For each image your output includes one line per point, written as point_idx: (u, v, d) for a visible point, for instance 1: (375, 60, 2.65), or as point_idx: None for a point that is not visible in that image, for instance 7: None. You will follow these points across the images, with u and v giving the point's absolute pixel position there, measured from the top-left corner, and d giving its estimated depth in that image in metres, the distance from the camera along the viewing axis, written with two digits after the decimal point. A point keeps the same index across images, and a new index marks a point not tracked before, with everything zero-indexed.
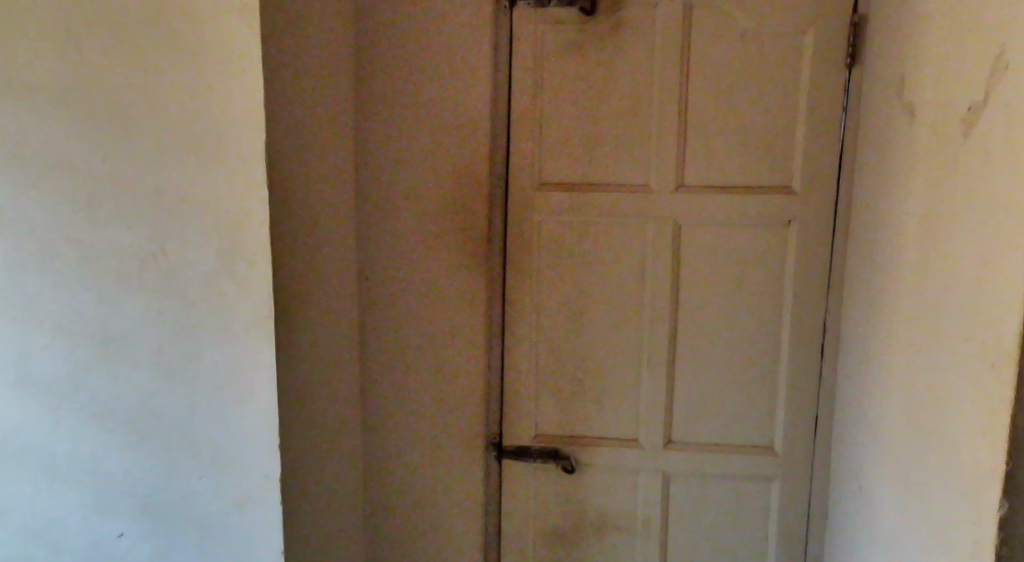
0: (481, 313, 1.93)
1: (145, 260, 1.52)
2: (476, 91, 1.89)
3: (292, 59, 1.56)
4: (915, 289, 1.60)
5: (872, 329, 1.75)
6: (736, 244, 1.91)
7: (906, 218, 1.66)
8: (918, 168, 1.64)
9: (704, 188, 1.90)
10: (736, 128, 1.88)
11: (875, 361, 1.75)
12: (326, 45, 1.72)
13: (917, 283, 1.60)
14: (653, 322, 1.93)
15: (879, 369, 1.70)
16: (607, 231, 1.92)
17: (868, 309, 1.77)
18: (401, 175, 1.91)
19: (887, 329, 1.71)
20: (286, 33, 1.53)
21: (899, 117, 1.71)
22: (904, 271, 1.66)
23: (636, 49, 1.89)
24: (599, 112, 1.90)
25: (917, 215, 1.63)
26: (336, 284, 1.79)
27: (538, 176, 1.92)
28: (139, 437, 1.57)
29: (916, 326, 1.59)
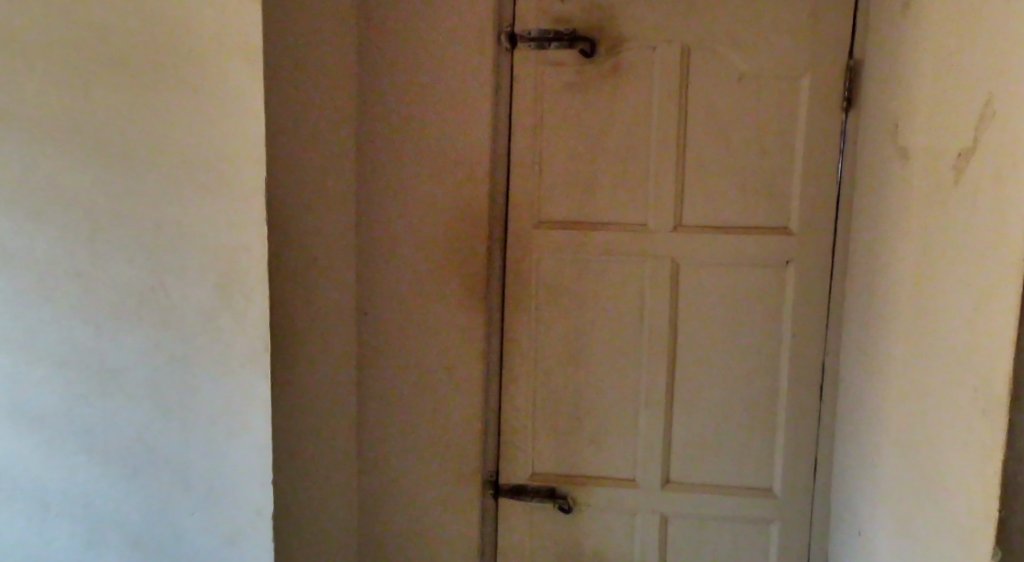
0: (479, 347, 1.96)
1: (143, 300, 1.59)
2: (476, 129, 1.91)
3: (289, 110, 1.60)
4: (895, 334, 1.59)
5: (861, 377, 1.75)
6: (733, 285, 1.91)
7: (889, 264, 1.63)
8: (899, 214, 1.61)
9: (702, 229, 1.91)
10: (732, 170, 1.89)
11: (863, 407, 1.73)
12: (325, 91, 1.76)
13: (896, 329, 1.58)
14: (649, 363, 1.95)
15: (871, 411, 1.68)
16: (604, 272, 1.94)
17: (859, 356, 1.76)
18: (400, 211, 1.94)
19: (871, 371, 1.69)
20: (283, 84, 1.57)
21: (887, 161, 1.67)
22: (886, 320, 1.63)
23: (635, 91, 1.90)
24: (597, 151, 1.91)
25: (895, 262, 1.61)
26: (333, 319, 1.84)
27: (537, 213, 1.95)
28: (136, 469, 1.63)
29: (897, 371, 1.57)
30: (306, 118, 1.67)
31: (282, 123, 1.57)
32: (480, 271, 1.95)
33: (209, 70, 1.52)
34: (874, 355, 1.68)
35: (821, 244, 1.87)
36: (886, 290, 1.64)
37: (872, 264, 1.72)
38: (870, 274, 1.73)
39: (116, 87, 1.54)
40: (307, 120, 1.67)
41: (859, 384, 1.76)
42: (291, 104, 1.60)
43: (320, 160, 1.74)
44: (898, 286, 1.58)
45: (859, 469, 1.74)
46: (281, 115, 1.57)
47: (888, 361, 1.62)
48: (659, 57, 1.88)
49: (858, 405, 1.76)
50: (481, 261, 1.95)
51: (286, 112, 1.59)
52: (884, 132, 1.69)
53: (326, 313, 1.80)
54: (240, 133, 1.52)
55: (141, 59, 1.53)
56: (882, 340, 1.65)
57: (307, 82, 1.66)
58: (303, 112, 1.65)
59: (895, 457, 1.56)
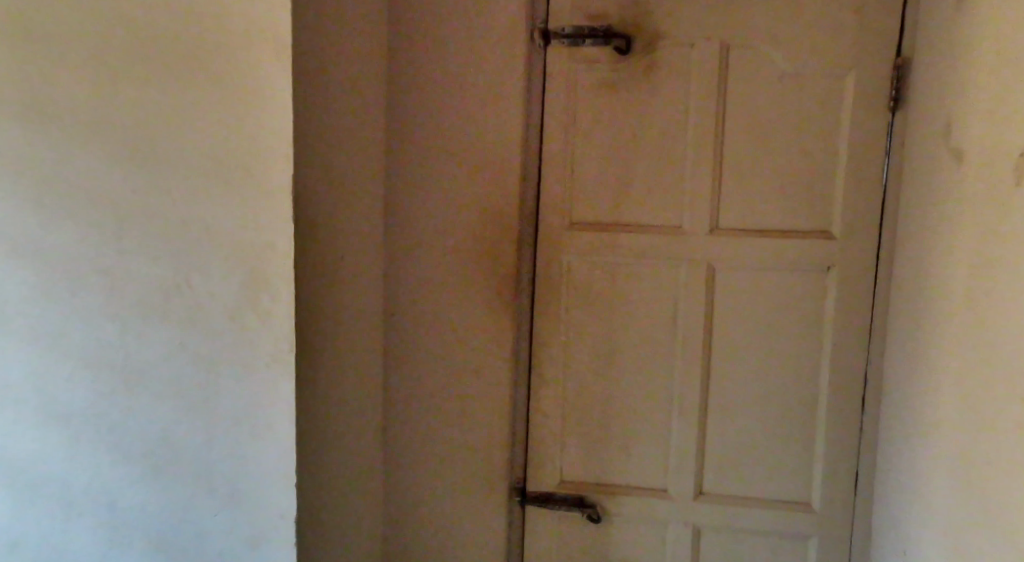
0: (508, 350, 1.91)
1: (168, 299, 1.56)
2: (508, 128, 1.87)
3: (317, 106, 1.56)
4: (945, 345, 1.51)
5: (908, 388, 1.68)
6: (772, 291, 1.85)
7: (939, 271, 1.56)
8: (950, 219, 1.54)
9: (739, 232, 1.85)
10: (772, 171, 1.82)
11: (910, 420, 1.66)
12: (354, 88, 1.72)
13: (946, 340, 1.51)
14: (684, 370, 1.89)
15: (919, 425, 1.61)
16: (638, 276, 1.88)
17: (905, 367, 1.69)
18: (430, 210, 1.90)
19: (919, 383, 1.62)
20: (312, 80, 1.54)
21: (937, 165, 1.60)
22: (935, 330, 1.56)
23: (671, 89, 1.84)
24: (632, 151, 1.86)
25: (946, 269, 1.53)
26: (359, 320, 1.80)
27: (569, 214, 1.90)
28: (159, 469, 1.60)
29: (948, 383, 1.50)
30: (334, 115, 1.63)
31: (309, 120, 1.54)
32: (510, 273, 1.90)
33: (237, 64, 1.49)
34: (923, 366, 1.61)
35: (865, 250, 1.80)
36: (935, 298, 1.57)
37: (920, 272, 1.65)
38: (917, 281, 1.66)
39: (143, 82, 1.51)
40: (335, 117, 1.63)
41: (906, 396, 1.69)
42: (319, 100, 1.57)
43: (349, 158, 1.71)
44: (949, 295, 1.51)
45: (905, 485, 1.66)
46: (309, 111, 1.53)
47: (938, 374, 1.54)
48: (697, 54, 1.83)
49: (904, 418, 1.69)
50: (511, 262, 1.90)
51: (314, 108, 1.55)
52: (934, 133, 1.62)
53: (352, 314, 1.76)
54: (268, 130, 1.49)
55: (169, 53, 1.50)
56: (931, 351, 1.58)
57: (335, 78, 1.63)
58: (331, 109, 1.62)
59: (944, 474, 1.49)
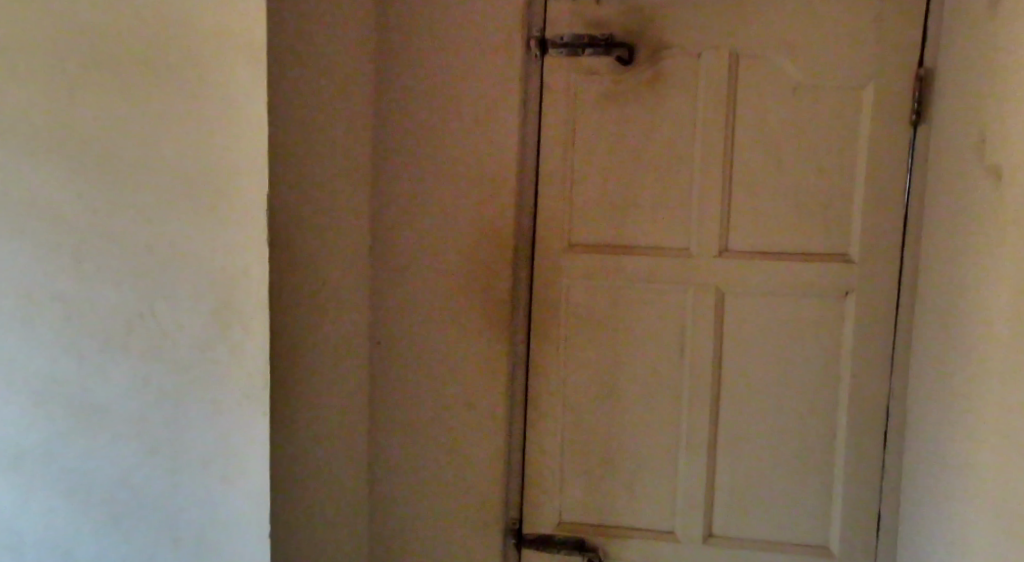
0: (503, 381, 1.78)
1: (131, 328, 1.42)
2: (503, 143, 1.74)
3: (295, 118, 1.44)
4: (993, 381, 1.39)
5: (944, 425, 1.55)
6: (786, 318, 1.72)
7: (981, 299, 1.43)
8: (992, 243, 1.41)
9: (751, 254, 1.73)
10: (786, 190, 1.70)
11: (950, 460, 1.53)
12: (337, 100, 1.60)
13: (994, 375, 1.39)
14: (692, 403, 1.76)
15: (962, 466, 1.48)
16: (642, 302, 1.76)
17: (940, 402, 1.57)
18: (419, 231, 1.78)
19: (960, 421, 1.50)
20: (288, 90, 1.41)
21: (973, 183, 1.48)
22: (980, 364, 1.44)
23: (677, 102, 1.72)
24: (635, 168, 1.74)
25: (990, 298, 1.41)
26: (342, 349, 1.67)
27: (568, 235, 1.77)
28: (120, 515, 1.46)
29: (999, 423, 1.37)
30: (314, 128, 1.50)
31: (286, 132, 1.41)
32: (504, 298, 1.77)
33: (208, 73, 1.36)
34: (968, 404, 1.48)
35: (886, 274, 1.68)
36: (977, 329, 1.45)
37: (955, 298, 1.52)
38: (952, 309, 1.54)
39: (104, 92, 1.39)
40: (314, 131, 1.51)
41: (942, 433, 1.56)
42: (296, 112, 1.44)
43: (330, 175, 1.58)
44: (996, 325, 1.39)
45: (943, 530, 1.54)
46: (286, 123, 1.41)
47: (985, 411, 1.42)
48: (705, 64, 1.71)
49: (939, 457, 1.57)
50: (506, 287, 1.77)
51: (290, 121, 1.42)
52: (968, 149, 1.50)
53: (334, 344, 1.63)
54: (241, 143, 1.36)
55: (134, 60, 1.38)
56: (975, 387, 1.45)
57: (315, 89, 1.50)
58: (311, 122, 1.49)
59: (997, 522, 1.36)
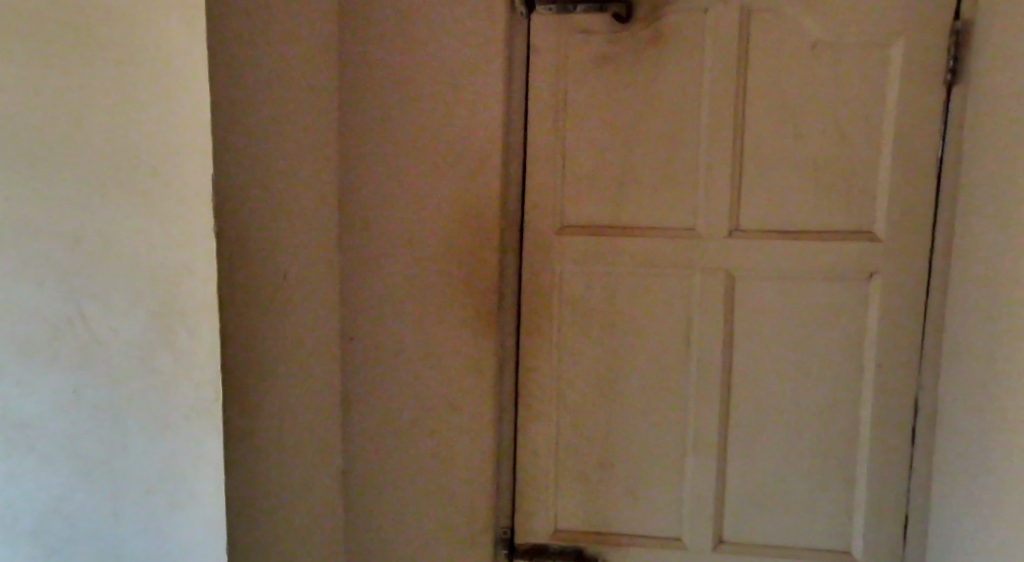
0: (491, 379, 1.59)
1: (57, 335, 1.23)
2: (486, 112, 1.54)
3: (241, 90, 1.24)
4: None
5: (991, 423, 1.39)
6: (804, 305, 1.55)
7: None
8: None
9: (764, 234, 1.55)
10: (805, 162, 1.52)
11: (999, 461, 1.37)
12: (294, 68, 1.39)
13: None
14: (700, 399, 1.59)
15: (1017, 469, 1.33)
16: (643, 288, 1.58)
17: (985, 397, 1.40)
18: (393, 214, 1.57)
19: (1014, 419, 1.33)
20: (232, 57, 1.22)
21: None
22: None
23: (681, 65, 1.53)
24: (635, 139, 1.55)
25: None
26: (308, 349, 1.48)
27: (559, 215, 1.59)
28: (51, 547, 1.28)
29: None
30: (266, 102, 1.30)
31: (229, 107, 1.22)
32: (491, 286, 1.58)
33: (138, 38, 1.18)
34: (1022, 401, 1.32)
35: (915, 254, 1.51)
36: None
37: (1009, 282, 1.36)
38: (1002, 294, 1.37)
39: (14, 62, 1.18)
40: (267, 105, 1.31)
41: (985, 432, 1.40)
42: (243, 83, 1.24)
43: (289, 155, 1.38)
44: None
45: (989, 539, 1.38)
46: (231, 96, 1.22)
47: None
48: (711, 21, 1.52)
49: (983, 458, 1.41)
50: (492, 274, 1.57)
51: (236, 93, 1.23)
52: None
53: (298, 345, 1.44)
54: (179, 120, 1.18)
55: (48, 23, 1.18)
56: None
57: (267, 55, 1.30)
58: (262, 94, 1.29)
59: None
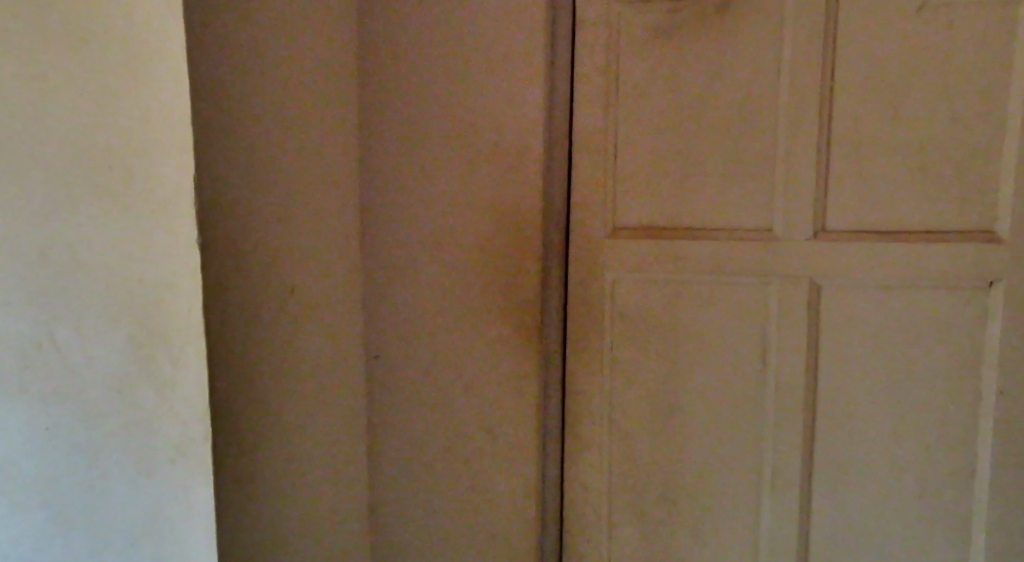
0: (534, 402, 1.38)
1: (24, 362, 1.05)
2: (527, 96, 1.33)
3: (233, 78, 1.07)
4: None
5: None
6: (908, 317, 1.33)
7: None
8: None
9: (857, 235, 1.33)
10: (908, 149, 1.31)
11: None
12: (310, 51, 1.22)
13: None
14: (782, 426, 1.37)
15: None
16: (712, 298, 1.37)
17: None
18: (421, 215, 1.37)
19: None
20: (221, 39, 1.05)
21: None
22: None
23: (753, 37, 1.32)
24: (703, 127, 1.34)
25: None
26: (329, 370, 1.31)
27: (611, 215, 1.38)
28: None
29: None
30: (269, 90, 1.13)
31: (213, 96, 1.04)
32: (534, 297, 1.37)
33: (109, 15, 1.01)
34: None
35: None
36: None
37: None
38: None
39: None
40: (270, 94, 1.13)
41: None
42: (241, 70, 1.08)
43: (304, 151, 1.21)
44: None
45: None
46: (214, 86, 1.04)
47: None
48: None
49: None
50: (534, 283, 1.36)
51: (222, 80, 1.05)
52: None
53: (313, 368, 1.26)
54: (156, 110, 1.01)
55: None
56: None
57: (273, 38, 1.14)
58: (266, 82, 1.12)
59: None
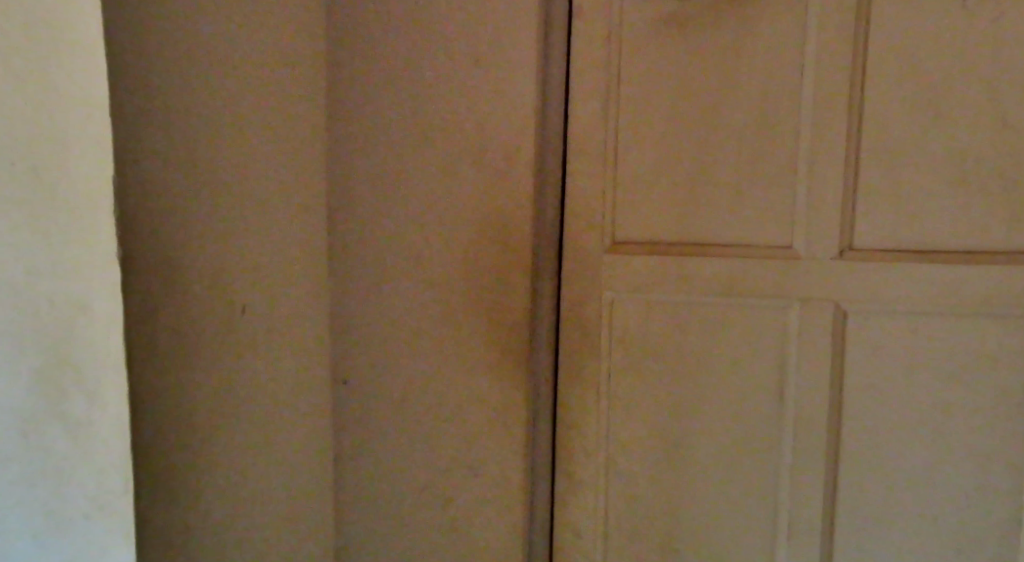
0: (521, 434, 1.23)
1: None
2: (519, 92, 1.19)
3: (158, 68, 0.94)
4: None
5: None
6: (944, 346, 1.18)
7: None
8: None
9: (888, 254, 1.19)
10: (947, 158, 1.16)
11: None
12: (267, 41, 1.09)
13: None
14: (800, 466, 1.22)
15: None
16: (722, 321, 1.22)
17: None
18: (397, 225, 1.22)
19: None
20: (140, 23, 0.92)
21: None
22: None
23: (771, 31, 1.18)
24: (714, 131, 1.20)
25: None
26: (291, 399, 1.16)
27: (611, 228, 1.24)
28: None
29: None
30: (208, 85, 1.00)
31: (133, 90, 0.91)
32: (522, 315, 1.22)
33: None
34: None
35: None
36: None
37: None
38: None
39: None
40: (211, 90, 1.00)
41: None
42: (172, 58, 0.95)
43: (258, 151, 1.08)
44: None
45: None
46: (133, 77, 0.91)
47: None
48: None
49: None
50: (523, 299, 1.21)
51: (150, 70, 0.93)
52: None
53: (269, 398, 1.11)
54: (62, 82, 0.84)
55: None
56: None
57: (217, 22, 1.01)
58: (204, 76, 0.99)
59: None
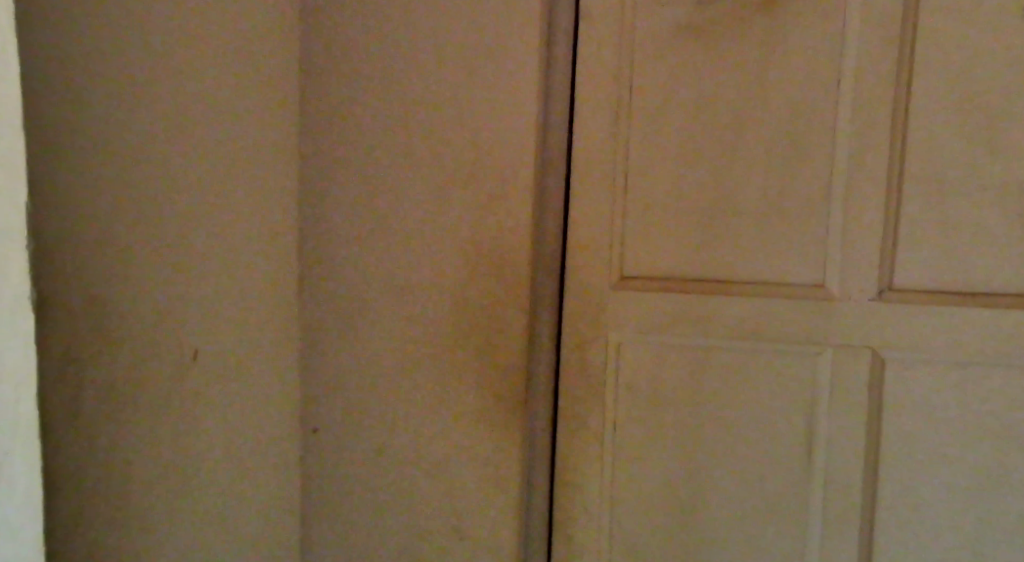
0: (517, 494, 1.07)
1: None
2: (516, 107, 1.05)
3: (81, 79, 0.82)
4: None
5: None
6: (999, 400, 1.04)
7: None
8: None
9: (936, 295, 1.05)
10: (1006, 189, 1.02)
11: None
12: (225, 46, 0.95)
13: None
14: (832, 531, 1.08)
15: None
16: (746, 369, 1.08)
17: None
18: (377, 254, 1.08)
19: None
20: (56, 27, 0.80)
21: None
22: None
23: (805, 42, 1.05)
24: (739, 153, 1.06)
25: None
26: (249, 452, 1.02)
27: (620, 260, 1.09)
28: None
29: None
30: (147, 97, 0.87)
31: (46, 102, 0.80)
32: (519, 359, 1.07)
33: None
34: None
35: None
36: None
37: None
38: None
39: None
40: (148, 101, 0.87)
41: None
42: (97, 67, 0.83)
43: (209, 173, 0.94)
44: None
45: None
46: (46, 90, 0.80)
47: None
48: None
49: None
50: (520, 342, 1.07)
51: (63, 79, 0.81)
52: None
53: (219, 450, 0.97)
54: None
55: None
56: None
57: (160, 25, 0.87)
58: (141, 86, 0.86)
59: None
